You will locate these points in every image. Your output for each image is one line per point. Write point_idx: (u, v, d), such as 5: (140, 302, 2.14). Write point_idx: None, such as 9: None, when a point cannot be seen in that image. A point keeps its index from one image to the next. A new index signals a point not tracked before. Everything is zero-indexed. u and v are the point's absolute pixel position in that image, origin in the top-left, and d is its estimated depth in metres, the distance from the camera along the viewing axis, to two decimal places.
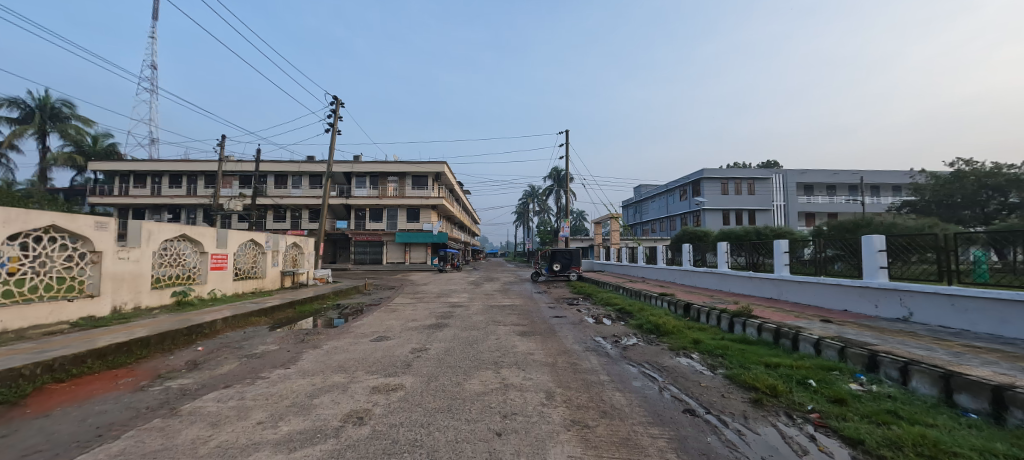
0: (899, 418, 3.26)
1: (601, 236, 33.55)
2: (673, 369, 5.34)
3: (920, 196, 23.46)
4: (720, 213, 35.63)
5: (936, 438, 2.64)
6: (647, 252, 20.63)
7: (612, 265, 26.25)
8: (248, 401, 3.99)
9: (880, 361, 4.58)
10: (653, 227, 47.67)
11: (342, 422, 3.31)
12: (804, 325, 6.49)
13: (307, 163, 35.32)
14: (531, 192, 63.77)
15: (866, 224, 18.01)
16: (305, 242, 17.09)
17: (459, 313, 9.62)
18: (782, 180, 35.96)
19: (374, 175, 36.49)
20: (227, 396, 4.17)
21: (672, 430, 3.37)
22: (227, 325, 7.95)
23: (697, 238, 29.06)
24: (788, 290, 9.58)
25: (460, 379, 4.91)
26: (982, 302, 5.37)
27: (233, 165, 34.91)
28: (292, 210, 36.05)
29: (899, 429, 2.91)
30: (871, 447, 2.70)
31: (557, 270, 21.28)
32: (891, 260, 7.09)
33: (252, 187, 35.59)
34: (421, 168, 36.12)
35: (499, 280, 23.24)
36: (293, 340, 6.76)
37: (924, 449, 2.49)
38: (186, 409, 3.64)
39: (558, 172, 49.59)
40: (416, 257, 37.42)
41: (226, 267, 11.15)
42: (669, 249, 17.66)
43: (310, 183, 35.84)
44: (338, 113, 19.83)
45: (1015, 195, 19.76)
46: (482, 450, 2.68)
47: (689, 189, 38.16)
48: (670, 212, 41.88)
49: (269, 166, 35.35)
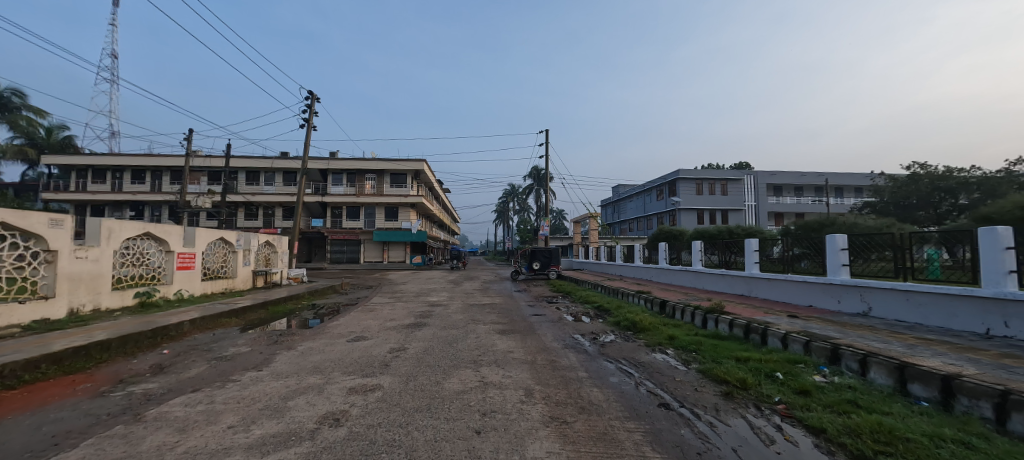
0: (858, 407, 3.45)
1: (581, 235, 33.77)
2: (649, 365, 5.47)
3: (880, 197, 24.73)
4: (695, 213, 36.69)
5: (891, 425, 2.82)
6: (624, 251, 20.99)
7: (591, 264, 26.49)
8: (219, 405, 3.87)
9: (841, 354, 4.82)
10: (630, 226, 48.50)
11: (318, 423, 3.25)
12: (772, 321, 6.75)
13: (281, 159, 34.32)
14: (511, 190, 63.40)
15: (831, 224, 18.87)
16: (279, 240, 16.58)
17: (438, 312, 9.53)
18: (753, 181, 37.21)
19: (351, 172, 35.75)
20: (196, 400, 4.03)
21: (647, 424, 3.47)
22: (194, 326, 7.63)
23: (672, 237, 29.80)
24: (759, 287, 9.91)
25: (439, 378, 4.88)
26: (935, 297, 5.72)
27: (201, 161, 33.61)
28: (266, 208, 35.00)
29: (858, 418, 3.08)
30: (832, 436, 2.85)
31: (536, 268, 21.34)
32: (853, 258, 7.45)
33: (222, 184, 34.32)
34: (400, 166, 35.60)
35: (478, 280, 23.15)
36: (266, 342, 6.56)
37: (880, 435, 2.67)
38: (152, 415, 3.51)
39: (538, 169, 49.60)
40: (395, 256, 36.85)
41: (195, 266, 10.68)
42: (645, 248, 18.03)
43: (284, 180, 34.83)
44: (313, 108, 19.16)
45: (964, 197, 21.21)
46: (461, 448, 2.69)
47: (666, 189, 39.00)
48: (647, 211, 42.77)
49: (240, 162, 34.19)
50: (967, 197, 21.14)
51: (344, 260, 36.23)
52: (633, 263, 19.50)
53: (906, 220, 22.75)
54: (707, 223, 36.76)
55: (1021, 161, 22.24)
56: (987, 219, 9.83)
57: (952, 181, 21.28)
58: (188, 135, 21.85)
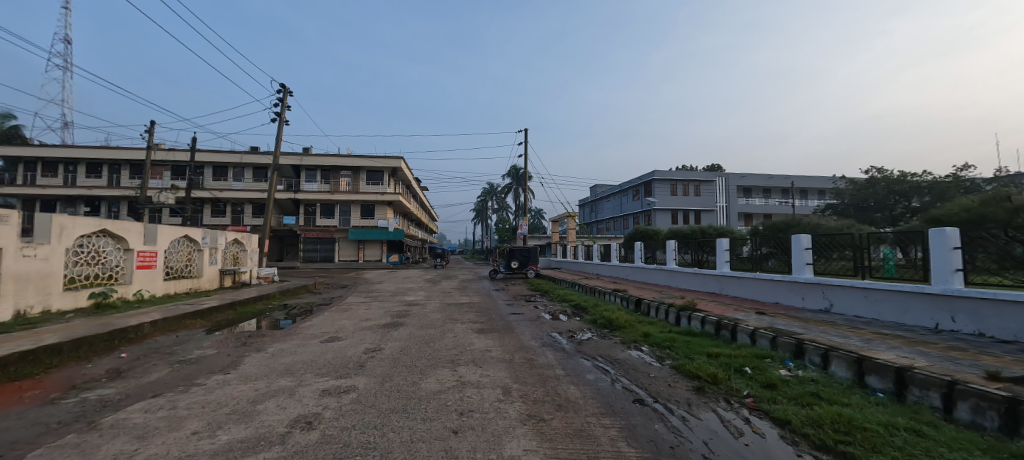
0: (820, 399, 3.63)
1: (559, 234, 34.08)
2: (625, 362, 5.58)
3: (841, 199, 26.00)
4: (670, 213, 37.71)
5: (850, 416, 2.99)
6: (601, 250, 21.33)
7: (569, 263, 26.80)
8: (182, 410, 3.70)
9: (805, 349, 5.06)
10: (608, 226, 49.25)
11: (288, 427, 3.15)
12: (741, 318, 7.01)
13: (251, 154, 33.10)
14: (490, 188, 63.17)
15: (797, 224, 19.77)
16: (249, 238, 15.99)
17: (416, 311, 9.43)
18: (724, 183, 38.48)
19: (325, 168, 34.85)
20: (157, 406, 3.84)
21: (623, 420, 3.54)
22: (156, 328, 7.27)
23: (647, 237, 30.50)
24: (729, 285, 10.27)
25: (416, 378, 4.83)
26: (890, 294, 6.08)
27: (164, 155, 32.08)
28: (235, 205, 33.68)
29: (819, 409, 3.25)
30: (796, 427, 2.99)
31: (514, 267, 21.38)
32: (815, 257, 7.83)
33: (187, 179, 32.82)
34: (377, 163, 34.98)
35: (456, 279, 23.02)
36: (234, 344, 6.30)
37: (840, 426, 2.82)
38: (109, 422, 3.32)
39: (518, 169, 49.64)
40: (371, 254, 36.19)
41: (157, 265, 10.17)
42: (622, 247, 18.35)
43: (254, 176, 33.63)
44: (284, 101, 18.55)
45: (916, 200, 22.61)
46: (438, 449, 2.66)
47: (642, 190, 39.82)
48: (624, 211, 43.54)
49: (206, 157, 32.79)
50: (919, 200, 22.52)
51: (317, 258, 35.34)
52: (610, 262, 19.83)
53: (864, 222, 24.04)
54: (681, 223, 37.81)
55: (966, 167, 23.88)
56: (936, 220, 10.49)
57: (906, 185, 22.71)
58: (149, 127, 20.69)
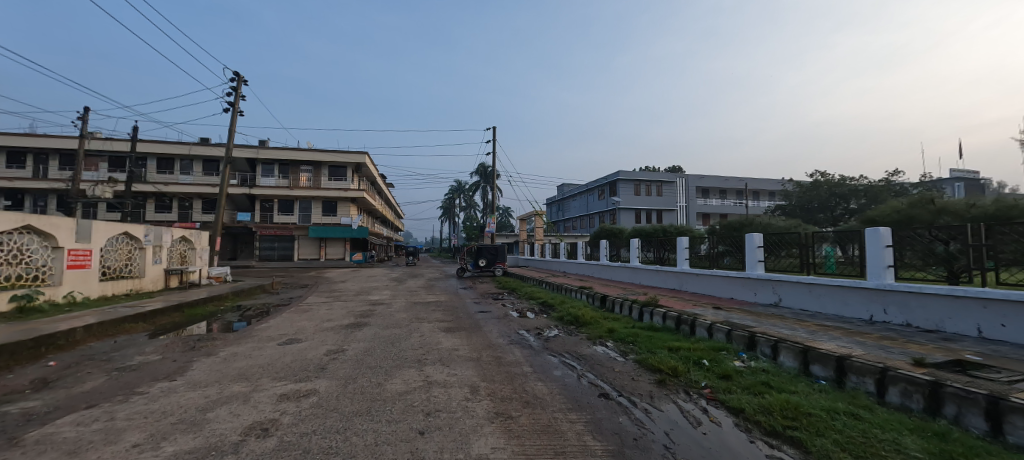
0: (770, 387, 3.88)
1: (527, 232, 34.37)
2: (590, 358, 5.72)
3: (788, 201, 27.80)
4: (633, 212, 39.02)
5: (796, 402, 3.21)
6: (568, 248, 21.72)
7: (537, 261, 27.10)
8: (122, 421, 3.42)
9: (757, 341, 5.38)
10: (574, 225, 50.17)
11: (242, 435, 2.99)
12: (699, 312, 7.37)
13: (200, 146, 31.04)
14: (458, 186, 62.60)
15: (749, 223, 20.97)
16: (198, 235, 15.00)
17: (381, 311, 9.22)
18: (685, 184, 40.18)
19: (284, 163, 33.34)
20: (92, 418, 3.53)
21: (588, 414, 3.61)
22: (91, 334, 6.67)
23: (612, 235, 31.37)
24: (688, 281, 10.75)
25: (382, 380, 4.72)
26: (831, 288, 6.60)
27: (100, 144, 29.51)
28: (183, 199, 31.47)
29: (770, 397, 3.47)
30: (749, 414, 3.18)
31: (482, 265, 21.32)
32: (767, 255, 8.35)
33: (127, 171, 30.36)
34: (340, 158, 33.86)
35: (423, 277, 22.67)
36: (180, 348, 5.90)
37: (788, 412, 3.03)
38: (33, 437, 3.01)
39: (486, 166, 49.51)
40: (334, 253, 34.98)
41: (91, 265, 9.32)
42: (587, 245, 18.77)
43: (204, 169, 31.62)
44: (238, 89, 17.48)
45: (854, 203, 24.69)
46: (404, 451, 2.61)
47: (608, 189, 40.90)
48: (590, 210, 44.53)
49: (149, 148, 30.46)
50: (856, 202, 24.66)
51: (275, 256, 33.60)
52: (576, 260, 20.22)
53: (809, 222, 25.89)
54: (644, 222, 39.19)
55: (896, 173, 26.21)
56: (870, 220, 11.46)
57: (845, 189, 24.78)
58: (81, 114, 18.86)
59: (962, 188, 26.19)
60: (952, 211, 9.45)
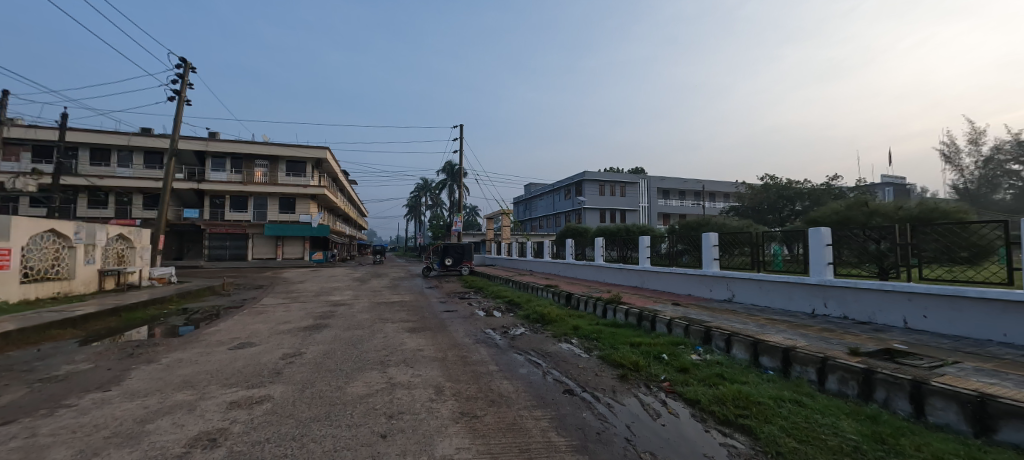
0: (724, 378, 4.11)
1: (493, 231, 34.31)
2: (556, 355, 5.83)
3: (741, 202, 29.49)
4: (598, 212, 40.01)
5: (747, 392, 3.43)
6: (535, 247, 21.95)
7: (504, 260, 27.19)
8: (45, 438, 3.12)
9: (712, 335, 5.68)
10: (540, 224, 50.52)
11: (187, 447, 2.81)
12: (660, 309, 7.68)
13: (140, 137, 28.75)
14: (424, 184, 61.62)
15: (706, 223, 22.04)
16: (138, 234, 13.87)
17: (342, 312, 8.92)
18: (647, 185, 41.64)
19: (236, 157, 31.60)
20: (6, 436, 3.18)
21: (553, 410, 3.68)
22: (9, 342, 6.00)
23: (578, 234, 32.03)
24: (649, 279, 11.17)
25: (342, 383, 4.58)
26: (779, 284, 7.09)
27: (21, 132, 26.76)
28: (121, 194, 28.98)
29: (722, 388, 3.68)
30: (704, 405, 3.36)
31: (448, 264, 21.11)
32: (721, 253, 8.82)
33: (54, 162, 27.68)
34: (298, 153, 32.43)
35: (387, 276, 22.10)
36: (115, 356, 5.43)
37: (740, 402, 3.23)
38: None
39: (453, 164, 48.99)
40: (293, 252, 33.39)
41: (10, 266, 8.39)
42: (553, 244, 19.07)
43: (145, 162, 29.38)
44: (185, 77, 16.29)
45: (799, 204, 26.55)
46: (363, 455, 2.56)
47: (574, 189, 41.70)
48: (557, 209, 45.13)
49: (80, 137, 27.91)
50: (800, 204, 26.53)
51: (227, 256, 31.57)
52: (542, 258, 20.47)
53: (760, 222, 27.64)
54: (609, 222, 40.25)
55: (834, 177, 28.48)
56: (813, 221, 12.36)
57: (791, 191, 26.59)
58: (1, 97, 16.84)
59: (891, 192, 28.81)
60: (882, 213, 10.41)
